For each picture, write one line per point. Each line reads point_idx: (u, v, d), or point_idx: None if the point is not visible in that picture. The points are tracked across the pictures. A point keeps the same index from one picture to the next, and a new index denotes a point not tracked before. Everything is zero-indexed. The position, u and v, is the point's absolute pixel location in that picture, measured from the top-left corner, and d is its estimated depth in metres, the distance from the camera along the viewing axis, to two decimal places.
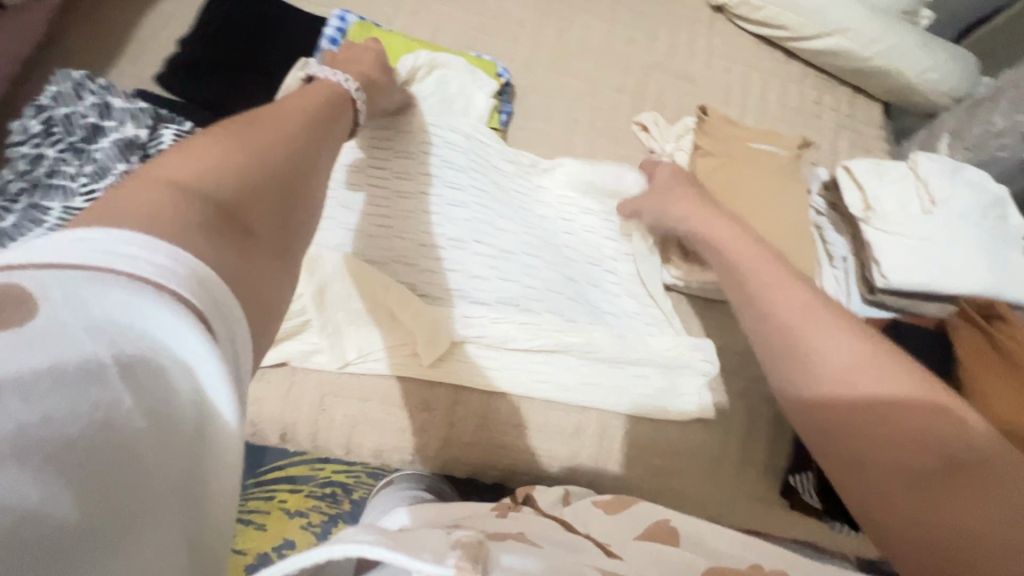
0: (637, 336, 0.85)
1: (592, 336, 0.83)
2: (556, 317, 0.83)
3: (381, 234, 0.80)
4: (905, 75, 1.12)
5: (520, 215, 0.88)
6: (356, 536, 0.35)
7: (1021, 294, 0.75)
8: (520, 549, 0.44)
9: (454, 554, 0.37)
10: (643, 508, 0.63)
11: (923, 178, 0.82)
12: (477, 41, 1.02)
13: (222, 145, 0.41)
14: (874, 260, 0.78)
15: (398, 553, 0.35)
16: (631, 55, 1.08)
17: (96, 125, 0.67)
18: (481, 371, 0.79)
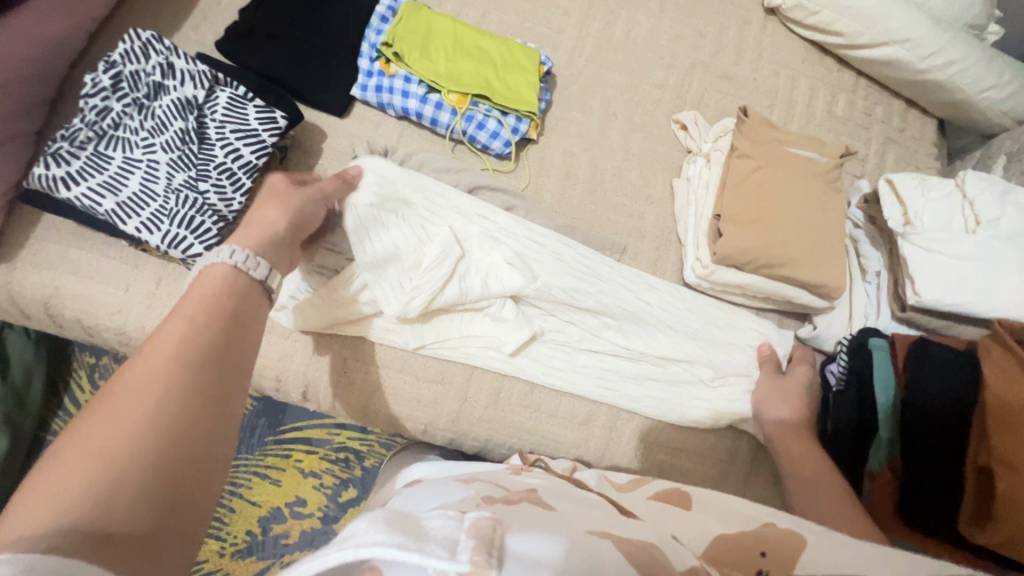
0: (686, 339, 0.83)
1: (650, 341, 0.83)
2: (618, 325, 0.83)
3: (468, 238, 0.81)
4: (964, 92, 1.08)
5: (573, 245, 0.85)
6: (374, 536, 0.36)
7: None
8: (534, 523, 0.44)
9: (467, 548, 0.37)
10: (653, 483, 0.64)
11: (969, 197, 0.80)
12: (524, 28, 1.03)
13: (112, 393, 0.40)
14: (908, 277, 0.77)
15: (411, 551, 0.35)
16: (676, 52, 1.07)
17: (159, 83, 0.72)
18: (550, 370, 0.81)
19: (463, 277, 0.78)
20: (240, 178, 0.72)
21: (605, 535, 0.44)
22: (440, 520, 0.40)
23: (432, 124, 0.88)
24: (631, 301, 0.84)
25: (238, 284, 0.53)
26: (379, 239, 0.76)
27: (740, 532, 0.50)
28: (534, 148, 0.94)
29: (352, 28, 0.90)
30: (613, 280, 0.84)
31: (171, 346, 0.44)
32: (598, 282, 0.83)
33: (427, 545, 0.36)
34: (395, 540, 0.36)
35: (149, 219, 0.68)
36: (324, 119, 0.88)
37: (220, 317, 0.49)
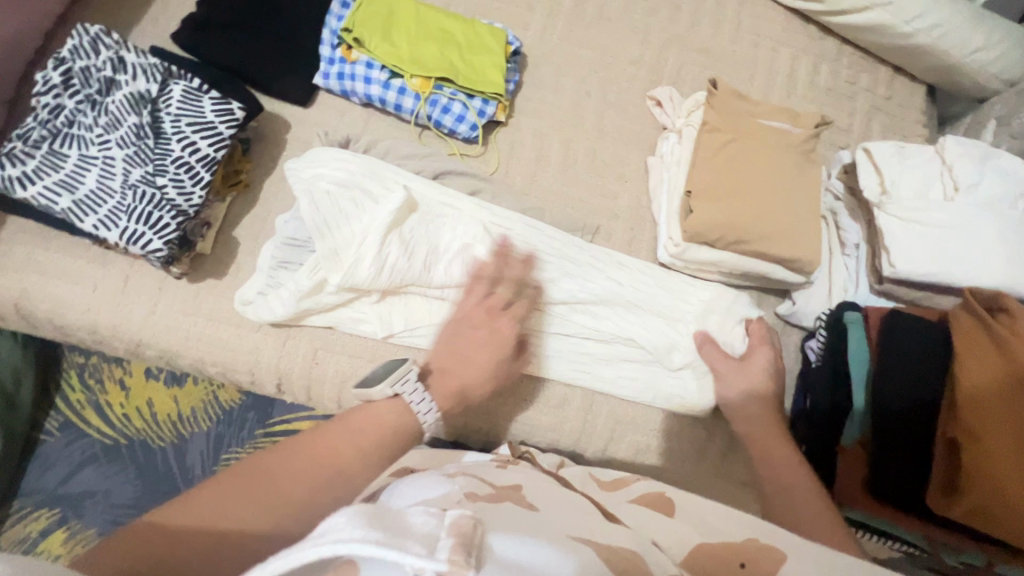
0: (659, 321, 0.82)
1: (622, 323, 0.82)
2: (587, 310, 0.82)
3: (431, 225, 0.79)
4: (951, 56, 1.04)
5: (537, 232, 0.83)
6: (354, 533, 0.34)
7: None
8: (515, 526, 0.43)
9: (447, 546, 0.35)
10: (639, 482, 0.61)
11: (949, 164, 0.77)
12: (491, 9, 1.01)
13: (355, 424, 0.56)
14: (884, 247, 0.74)
15: (391, 548, 0.34)
16: (650, 27, 1.04)
17: (110, 79, 0.71)
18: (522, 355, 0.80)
19: (428, 264, 0.77)
20: (199, 172, 0.71)
21: (586, 543, 0.43)
22: (421, 516, 0.38)
23: (397, 110, 0.87)
24: (598, 285, 0.82)
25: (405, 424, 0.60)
26: (342, 230, 0.76)
27: (718, 542, 0.48)
28: (503, 130, 0.92)
29: (312, 15, 0.89)
30: (592, 265, 0.83)
31: (365, 425, 0.57)
32: (571, 267, 0.83)
33: (408, 540, 0.35)
34: (372, 536, 0.34)
35: (106, 216, 0.68)
36: (288, 110, 0.87)
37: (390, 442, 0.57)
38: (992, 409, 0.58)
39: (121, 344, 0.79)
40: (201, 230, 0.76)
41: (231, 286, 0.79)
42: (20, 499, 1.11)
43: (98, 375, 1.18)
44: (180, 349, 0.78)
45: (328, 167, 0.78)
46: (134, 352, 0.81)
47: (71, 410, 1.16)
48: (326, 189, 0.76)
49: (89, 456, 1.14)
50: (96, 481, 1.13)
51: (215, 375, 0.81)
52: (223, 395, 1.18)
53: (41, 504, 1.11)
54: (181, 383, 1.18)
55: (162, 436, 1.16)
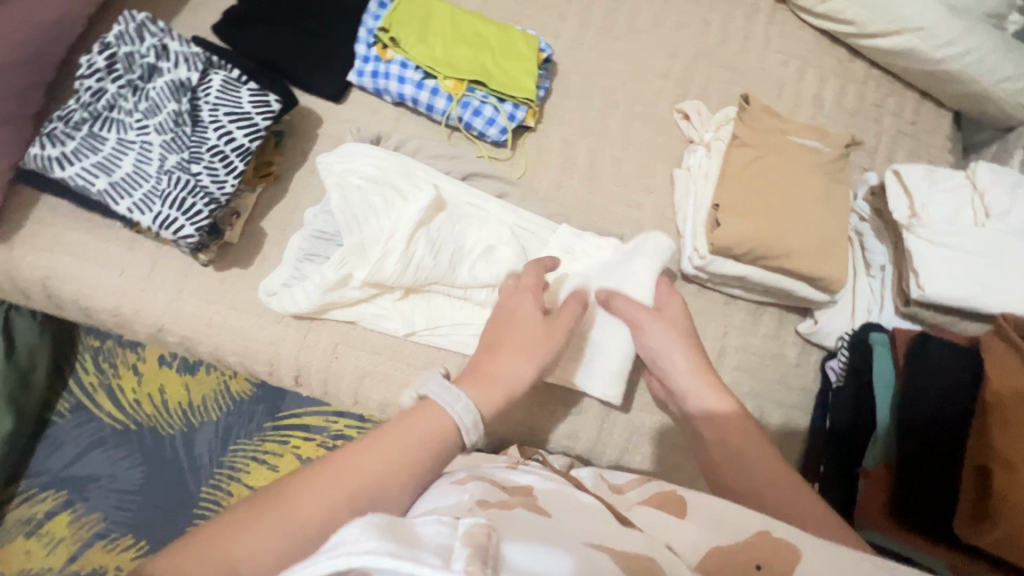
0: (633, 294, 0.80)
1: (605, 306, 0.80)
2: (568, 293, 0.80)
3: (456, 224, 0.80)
4: (980, 83, 1.04)
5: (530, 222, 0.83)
6: (367, 545, 0.34)
7: None
8: (529, 530, 0.42)
9: (462, 557, 0.35)
10: (650, 483, 0.60)
11: (980, 190, 0.77)
12: (524, 16, 1.02)
13: (377, 447, 0.48)
14: (913, 270, 0.74)
15: (405, 560, 0.33)
16: (680, 41, 1.05)
17: (153, 66, 0.72)
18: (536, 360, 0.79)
19: (453, 263, 0.78)
20: (233, 161, 0.72)
21: (601, 549, 0.42)
22: (435, 527, 0.37)
23: (428, 110, 0.88)
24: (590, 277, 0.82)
25: (442, 441, 0.52)
26: (369, 227, 0.76)
27: (733, 542, 0.45)
28: (531, 136, 0.92)
29: (349, 14, 0.90)
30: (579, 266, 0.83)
31: (393, 454, 0.48)
32: (587, 280, 0.82)
33: (421, 552, 0.34)
34: (386, 548, 0.34)
35: (141, 200, 0.68)
36: (321, 105, 0.87)
37: (411, 472, 0.48)
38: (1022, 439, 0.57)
39: (143, 328, 0.79)
40: (230, 219, 0.77)
41: (255, 275, 0.79)
42: (27, 480, 1.12)
43: (112, 359, 1.19)
44: (201, 336, 0.79)
45: (359, 159, 0.79)
46: (154, 337, 0.81)
47: (83, 393, 1.17)
48: (359, 183, 0.78)
49: (98, 440, 1.14)
50: (103, 466, 1.13)
51: (233, 364, 0.81)
52: (234, 386, 1.18)
53: (48, 485, 1.11)
54: (193, 371, 1.18)
55: (172, 424, 1.15)
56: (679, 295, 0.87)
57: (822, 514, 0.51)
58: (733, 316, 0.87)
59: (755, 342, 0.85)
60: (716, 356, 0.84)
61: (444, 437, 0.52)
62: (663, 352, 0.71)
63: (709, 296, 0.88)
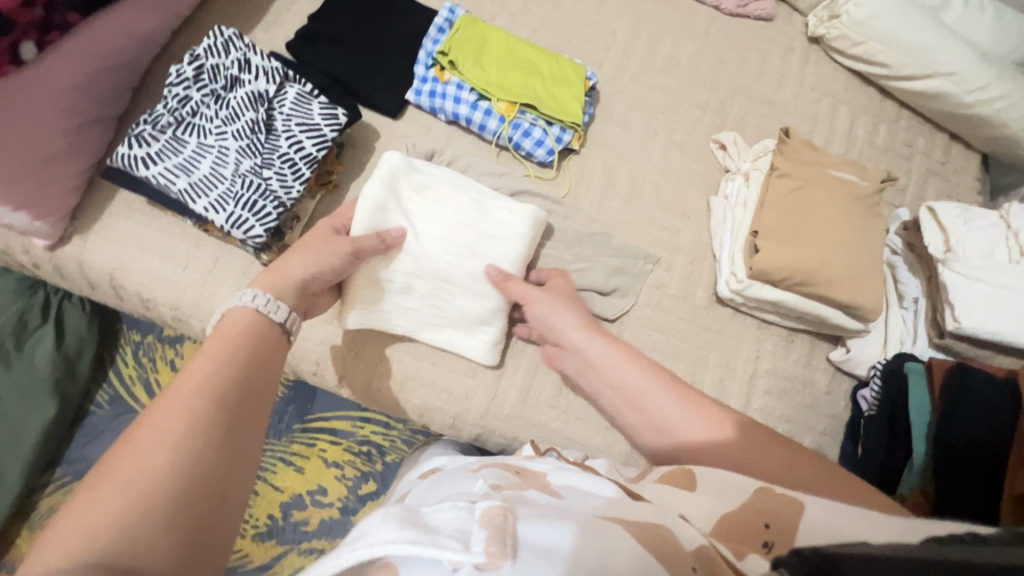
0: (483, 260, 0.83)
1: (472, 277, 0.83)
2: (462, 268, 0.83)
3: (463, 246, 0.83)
4: (1010, 128, 1.07)
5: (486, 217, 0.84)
6: (388, 535, 0.38)
7: None
8: (549, 510, 0.44)
9: (480, 538, 0.38)
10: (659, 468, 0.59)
11: (1014, 229, 0.79)
12: (570, 46, 1.08)
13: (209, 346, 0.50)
14: (948, 302, 0.76)
15: (426, 544, 0.37)
16: (719, 75, 1.10)
17: (235, 77, 0.77)
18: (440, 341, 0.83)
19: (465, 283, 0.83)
20: (301, 169, 0.76)
21: (614, 520, 0.43)
22: (450, 513, 0.41)
23: (480, 129, 0.92)
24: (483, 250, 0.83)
25: (260, 325, 0.55)
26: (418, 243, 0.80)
27: (740, 506, 0.49)
28: (575, 158, 0.96)
29: (411, 37, 0.96)
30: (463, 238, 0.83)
31: (223, 343, 0.50)
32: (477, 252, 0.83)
33: (439, 537, 0.38)
34: (406, 535, 0.38)
35: (216, 200, 0.73)
36: (379, 120, 0.92)
37: (252, 350, 0.51)
38: None
39: (199, 323, 0.83)
40: (291, 223, 0.81)
41: None
42: (62, 467, 1.14)
43: (151, 354, 1.22)
44: None
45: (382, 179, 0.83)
46: (208, 332, 0.85)
47: (121, 385, 1.20)
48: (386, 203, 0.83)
49: None
50: None
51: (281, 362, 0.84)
52: None
53: (81, 473, 1.14)
54: None
55: None
56: (713, 318, 0.89)
57: (799, 471, 0.54)
58: (767, 341, 0.89)
59: (787, 367, 0.87)
60: (750, 379, 0.86)
61: (265, 324, 0.55)
62: (553, 317, 0.78)
63: (743, 320, 0.90)
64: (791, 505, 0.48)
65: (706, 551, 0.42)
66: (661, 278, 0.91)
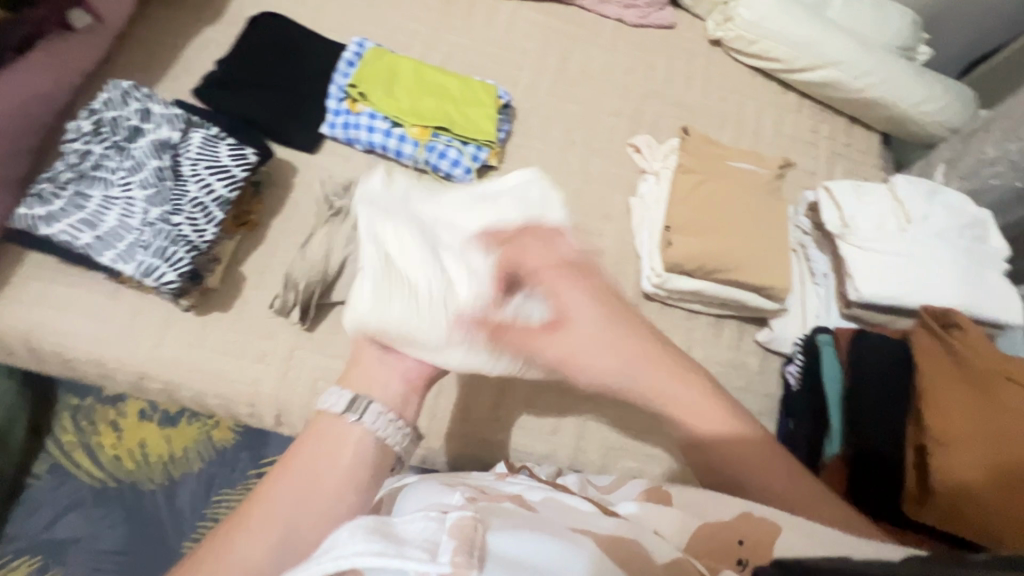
0: (462, 243, 0.62)
1: (457, 277, 0.59)
2: (449, 269, 0.60)
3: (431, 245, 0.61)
4: (900, 107, 1.15)
5: (446, 198, 0.65)
6: (350, 545, 0.36)
7: (985, 311, 0.77)
8: (526, 520, 0.43)
9: (447, 549, 0.36)
10: (633, 486, 0.60)
11: (899, 199, 0.85)
12: (484, 68, 1.12)
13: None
14: (848, 274, 0.80)
15: (391, 557, 0.35)
16: (629, 83, 1.16)
17: (137, 127, 0.78)
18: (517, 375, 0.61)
19: (460, 283, 0.59)
20: (213, 212, 0.76)
21: (586, 534, 0.42)
22: (422, 523, 0.39)
23: (397, 155, 0.95)
24: (451, 235, 0.63)
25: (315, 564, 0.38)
26: (392, 319, 0.56)
27: (720, 521, 0.48)
28: (495, 173, 0.99)
29: (323, 74, 0.98)
30: (429, 243, 0.61)
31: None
32: (465, 240, 0.62)
33: (407, 547, 0.36)
34: (372, 547, 0.36)
35: (124, 251, 0.73)
36: (297, 156, 0.94)
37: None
38: (954, 406, 0.66)
39: (125, 377, 0.81)
40: (211, 265, 0.81)
41: (236, 317, 0.82)
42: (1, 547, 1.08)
43: (91, 416, 1.18)
44: (184, 380, 0.81)
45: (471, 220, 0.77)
46: (136, 386, 0.83)
47: (61, 453, 1.15)
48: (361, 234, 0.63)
49: (76, 500, 1.12)
50: (82, 527, 1.10)
51: (215, 407, 0.83)
52: (217, 435, 1.18)
53: (22, 551, 1.08)
54: (175, 423, 1.18)
55: (153, 477, 1.14)
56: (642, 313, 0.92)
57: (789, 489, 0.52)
58: (695, 329, 0.92)
59: (717, 352, 0.91)
60: None
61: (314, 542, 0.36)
62: (559, 300, 0.59)
63: (671, 313, 0.93)
64: (769, 526, 0.47)
65: (680, 563, 0.43)
66: None
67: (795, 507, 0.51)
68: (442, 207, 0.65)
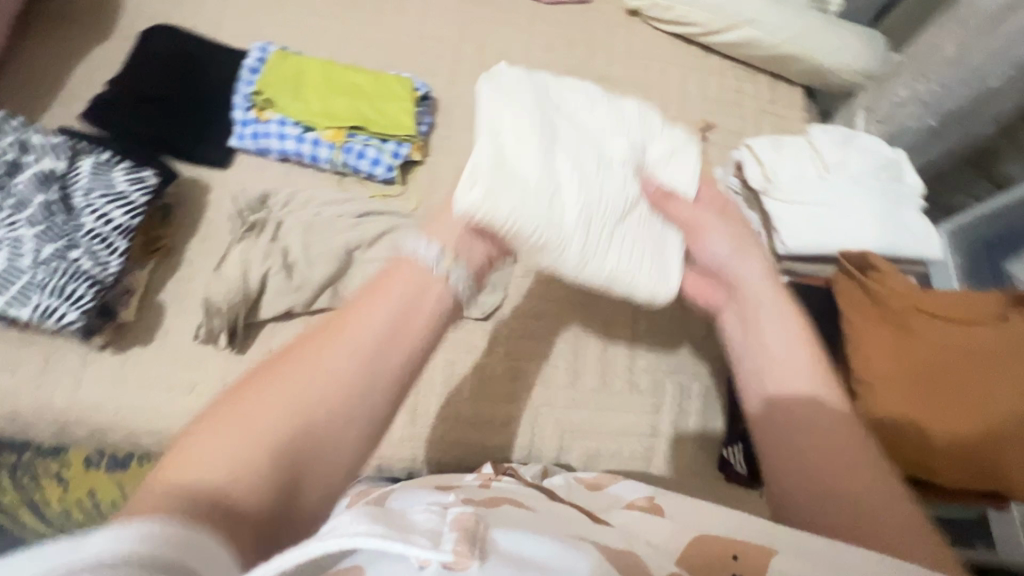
0: (605, 152, 0.66)
1: (609, 180, 0.65)
2: (577, 172, 0.63)
3: (573, 143, 0.65)
4: (816, 59, 1.17)
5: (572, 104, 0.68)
6: (353, 526, 0.31)
7: (905, 249, 0.80)
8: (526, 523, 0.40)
9: (450, 539, 0.33)
10: (630, 485, 0.57)
11: (817, 149, 0.86)
12: (400, 61, 1.08)
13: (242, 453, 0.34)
14: (774, 229, 0.81)
15: (396, 540, 0.31)
16: (550, 62, 1.14)
17: (16, 161, 0.73)
18: (631, 288, 0.69)
19: (616, 188, 0.65)
20: (115, 242, 0.72)
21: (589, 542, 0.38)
22: (423, 515, 0.36)
23: (313, 161, 0.91)
24: (571, 136, 0.65)
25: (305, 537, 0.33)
26: (503, 209, 0.56)
27: (713, 534, 0.42)
28: (421, 169, 0.97)
29: (225, 85, 0.94)
30: (584, 143, 0.66)
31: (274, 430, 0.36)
32: (600, 147, 0.66)
33: (411, 534, 0.33)
34: (377, 530, 0.32)
35: (18, 294, 0.68)
36: (206, 173, 0.89)
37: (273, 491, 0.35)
38: (877, 346, 0.70)
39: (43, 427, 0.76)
40: (122, 298, 0.77)
41: (157, 349, 0.78)
42: None
43: None
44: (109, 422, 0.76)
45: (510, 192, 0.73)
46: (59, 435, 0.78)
47: None
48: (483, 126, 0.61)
49: None
50: None
51: None
52: None
53: None
54: None
55: None
56: (584, 292, 0.91)
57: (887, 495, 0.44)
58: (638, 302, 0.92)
59: (662, 322, 0.91)
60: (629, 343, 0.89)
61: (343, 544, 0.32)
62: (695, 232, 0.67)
63: None
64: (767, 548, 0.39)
65: None
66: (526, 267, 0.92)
67: (894, 525, 0.42)
68: (580, 111, 0.68)
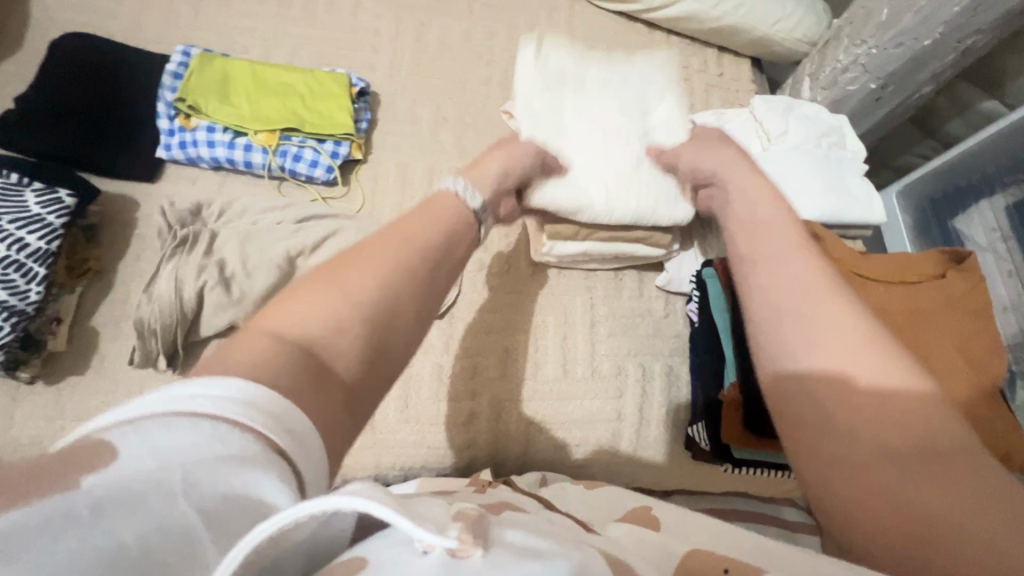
0: (614, 120, 0.87)
1: (617, 147, 0.85)
2: (602, 140, 0.85)
3: (595, 123, 0.86)
4: (759, 29, 1.16)
5: (608, 86, 0.89)
6: (359, 494, 0.26)
7: (851, 214, 0.80)
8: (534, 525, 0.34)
9: (455, 527, 0.27)
10: (632, 500, 0.55)
11: (760, 120, 0.86)
12: (335, 57, 1.04)
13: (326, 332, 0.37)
14: None
15: (403, 517, 0.25)
16: (492, 48, 1.11)
17: None
18: (659, 221, 0.84)
19: (625, 149, 0.85)
20: (33, 269, 0.69)
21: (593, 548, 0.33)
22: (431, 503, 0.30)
23: (248, 167, 0.87)
24: (583, 114, 0.86)
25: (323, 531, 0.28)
26: (564, 198, 0.80)
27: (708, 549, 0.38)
28: (364, 167, 0.93)
29: (147, 93, 0.89)
30: (602, 119, 0.87)
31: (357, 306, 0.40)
32: (612, 116, 0.87)
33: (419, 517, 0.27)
34: (385, 505, 0.26)
35: None
36: (134, 188, 0.85)
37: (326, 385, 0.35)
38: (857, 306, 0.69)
39: None
40: (51, 327, 0.73)
41: (93, 378, 0.74)
42: None
43: None
44: None
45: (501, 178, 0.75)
46: None
47: None
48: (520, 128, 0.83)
49: None
50: None
51: None
52: None
53: None
54: None
55: None
56: (539, 281, 0.90)
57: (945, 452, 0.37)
58: (594, 287, 0.91)
59: (621, 305, 0.90)
60: (590, 329, 0.88)
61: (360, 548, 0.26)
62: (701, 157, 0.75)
63: (568, 276, 0.91)
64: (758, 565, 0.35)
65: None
66: (480, 260, 0.91)
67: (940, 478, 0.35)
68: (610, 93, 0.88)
